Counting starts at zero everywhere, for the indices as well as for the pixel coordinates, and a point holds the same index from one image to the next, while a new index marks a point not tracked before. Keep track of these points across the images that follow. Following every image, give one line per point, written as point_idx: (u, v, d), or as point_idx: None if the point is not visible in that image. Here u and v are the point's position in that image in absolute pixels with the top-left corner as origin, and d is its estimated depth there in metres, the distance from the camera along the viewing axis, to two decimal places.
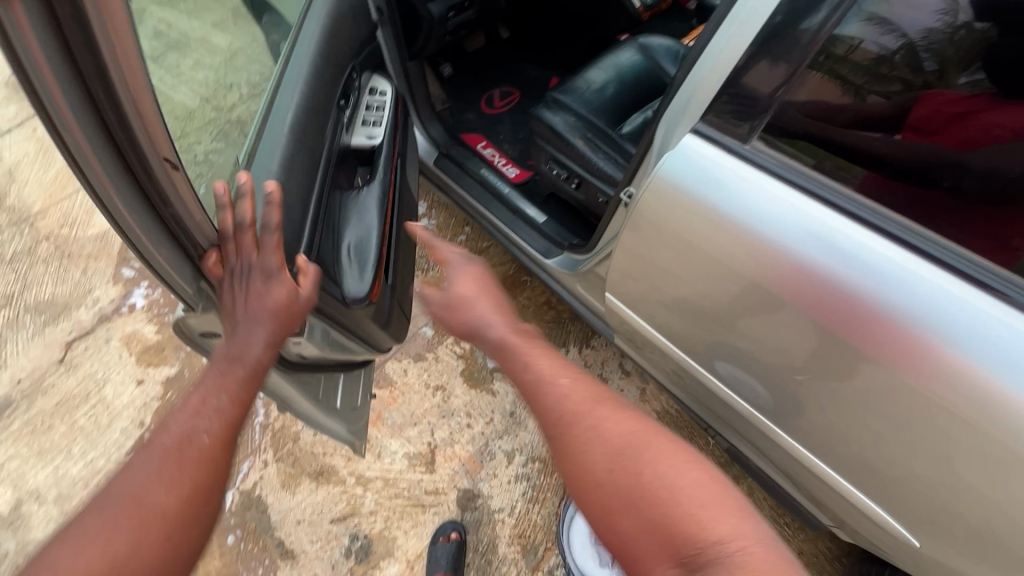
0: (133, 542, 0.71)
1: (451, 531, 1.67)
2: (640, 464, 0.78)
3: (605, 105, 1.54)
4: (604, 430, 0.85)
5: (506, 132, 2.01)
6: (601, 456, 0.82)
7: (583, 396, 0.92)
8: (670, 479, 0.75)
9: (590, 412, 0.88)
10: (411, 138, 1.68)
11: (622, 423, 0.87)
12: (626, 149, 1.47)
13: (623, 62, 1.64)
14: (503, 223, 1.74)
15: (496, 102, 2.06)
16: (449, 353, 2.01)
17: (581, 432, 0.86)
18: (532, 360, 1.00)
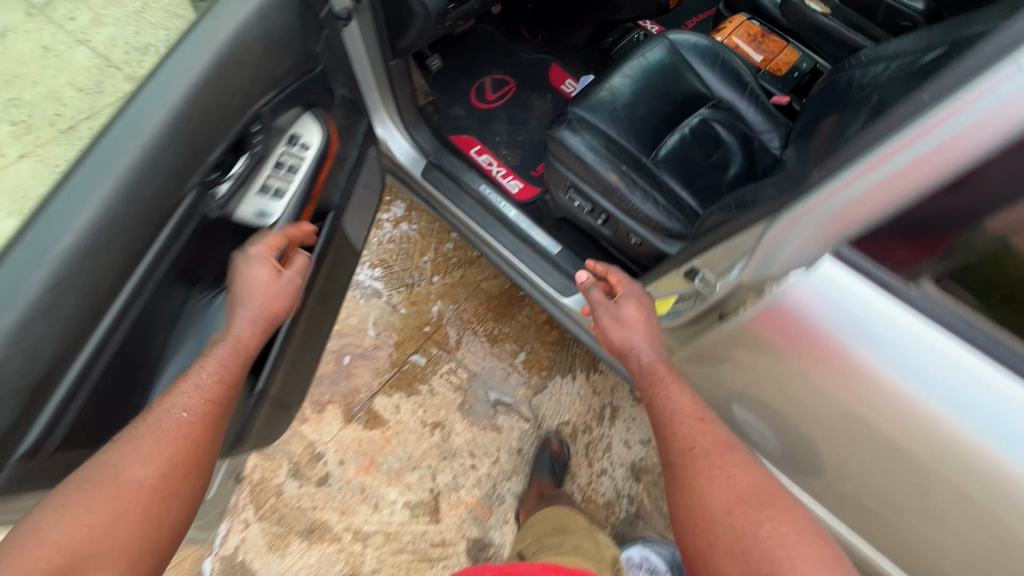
0: (111, 513, 0.68)
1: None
2: (764, 521, 0.87)
3: (635, 124, 1.30)
4: (732, 482, 0.93)
5: (502, 132, 1.73)
6: (724, 503, 0.91)
7: (721, 452, 0.97)
8: (786, 555, 0.81)
9: (730, 462, 0.96)
10: (369, 163, 1.33)
11: (753, 478, 0.94)
12: (663, 183, 1.25)
13: (652, 69, 1.36)
14: (509, 252, 1.51)
15: (488, 95, 1.77)
16: (446, 385, 1.83)
17: (705, 482, 0.94)
18: (671, 393, 1.07)
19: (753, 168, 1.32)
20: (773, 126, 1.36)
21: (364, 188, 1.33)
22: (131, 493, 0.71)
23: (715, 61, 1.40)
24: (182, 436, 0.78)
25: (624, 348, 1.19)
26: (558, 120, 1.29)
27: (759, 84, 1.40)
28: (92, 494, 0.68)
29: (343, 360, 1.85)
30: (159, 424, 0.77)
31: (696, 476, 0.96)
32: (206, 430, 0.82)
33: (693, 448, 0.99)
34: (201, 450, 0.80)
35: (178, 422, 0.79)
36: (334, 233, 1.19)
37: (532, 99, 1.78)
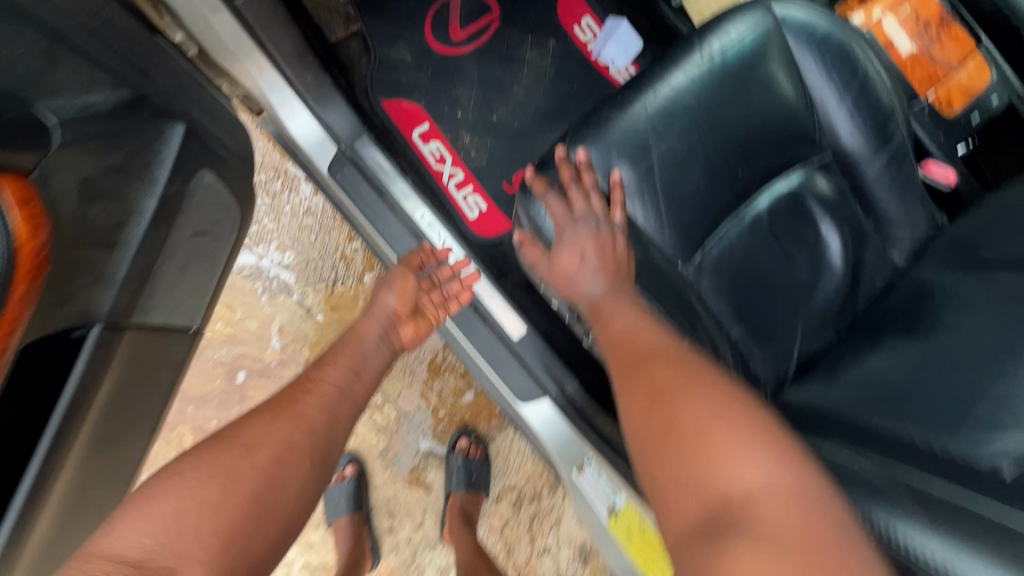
0: (217, 497, 0.58)
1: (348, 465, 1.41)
2: (714, 403, 0.52)
3: (679, 201, 0.72)
4: (679, 363, 0.57)
5: (466, 101, 1.09)
6: (661, 382, 0.55)
7: (665, 348, 0.60)
8: (734, 450, 0.48)
9: (677, 355, 0.58)
10: (201, 190, 0.75)
11: (709, 372, 0.56)
12: (701, 321, 0.73)
13: (725, 83, 0.74)
14: (449, 321, 1.02)
15: (453, 32, 1.09)
16: (368, 426, 1.42)
17: (643, 376, 0.57)
18: (610, 314, 0.67)
19: (854, 292, 0.80)
20: (910, 221, 0.79)
21: (194, 236, 0.77)
22: (240, 472, 0.60)
23: (849, 81, 0.76)
24: (295, 420, 0.69)
25: (570, 285, 0.73)
26: (540, 172, 0.72)
27: (908, 133, 0.79)
28: (209, 467, 0.60)
29: (237, 377, 1.42)
30: (283, 408, 0.70)
31: (635, 371, 0.59)
32: (325, 414, 0.73)
33: (629, 340, 0.63)
34: (316, 441, 0.69)
35: (291, 423, 0.68)
36: (110, 351, 0.67)
37: (522, 47, 1.11)
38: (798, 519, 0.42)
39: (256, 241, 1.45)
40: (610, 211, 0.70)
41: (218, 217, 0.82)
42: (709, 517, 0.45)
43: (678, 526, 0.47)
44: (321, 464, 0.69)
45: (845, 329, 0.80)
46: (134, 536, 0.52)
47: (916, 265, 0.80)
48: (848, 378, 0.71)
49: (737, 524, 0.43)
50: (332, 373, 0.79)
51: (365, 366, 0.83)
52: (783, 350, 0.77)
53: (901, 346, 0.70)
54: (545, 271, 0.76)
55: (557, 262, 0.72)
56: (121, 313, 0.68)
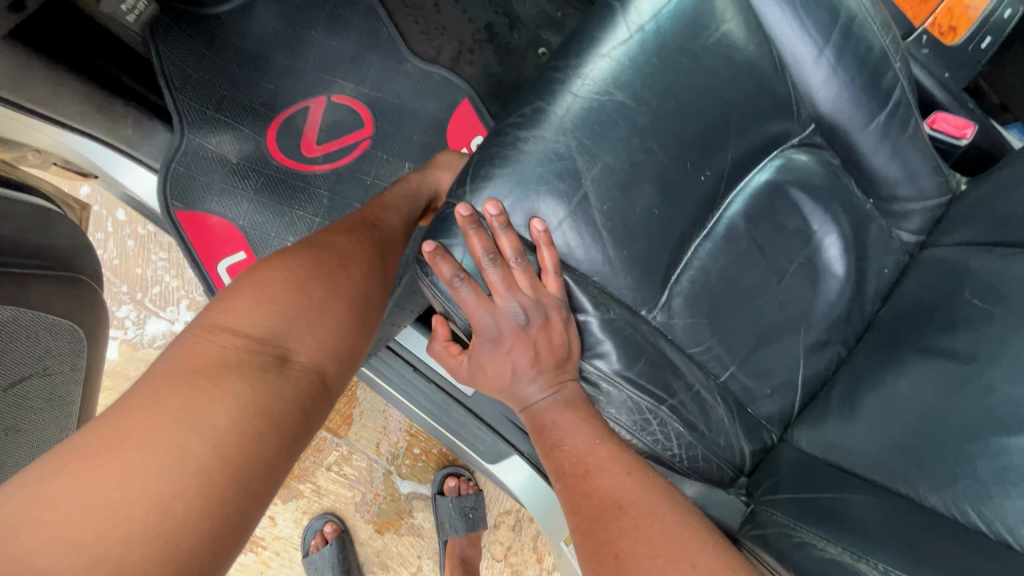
0: (305, 289, 0.46)
1: (325, 526, 1.26)
2: None
3: (631, 235, 0.54)
4: (657, 532, 0.41)
5: (304, 228, 0.80)
6: (633, 568, 0.40)
7: (637, 501, 0.43)
8: None
9: (653, 515, 0.42)
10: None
11: (694, 543, 0.40)
12: (680, 377, 0.57)
13: (671, 60, 0.54)
14: (387, 383, 0.85)
15: (306, 146, 0.83)
16: (339, 480, 1.28)
17: (607, 556, 0.41)
18: (558, 434, 0.50)
19: (861, 292, 0.64)
20: (919, 191, 0.63)
21: (11, 388, 0.58)
22: (335, 278, 0.49)
23: (832, 24, 0.56)
24: (372, 247, 0.56)
25: (507, 392, 0.56)
26: (442, 230, 0.52)
27: (908, 79, 0.61)
28: (325, 252, 0.51)
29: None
30: (352, 233, 0.56)
31: (597, 541, 0.43)
32: (395, 251, 0.60)
33: (588, 482, 0.46)
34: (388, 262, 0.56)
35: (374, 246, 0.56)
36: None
37: (403, 133, 0.86)
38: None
39: (160, 303, 1.11)
40: (542, 283, 0.52)
41: (47, 348, 0.62)
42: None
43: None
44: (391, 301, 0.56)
45: (856, 337, 0.65)
46: (249, 308, 0.43)
47: (929, 242, 0.64)
48: (870, 409, 0.57)
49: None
50: (389, 217, 0.63)
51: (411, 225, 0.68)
52: (785, 381, 0.63)
53: (926, 364, 0.55)
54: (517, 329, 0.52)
55: (481, 369, 0.56)
56: None
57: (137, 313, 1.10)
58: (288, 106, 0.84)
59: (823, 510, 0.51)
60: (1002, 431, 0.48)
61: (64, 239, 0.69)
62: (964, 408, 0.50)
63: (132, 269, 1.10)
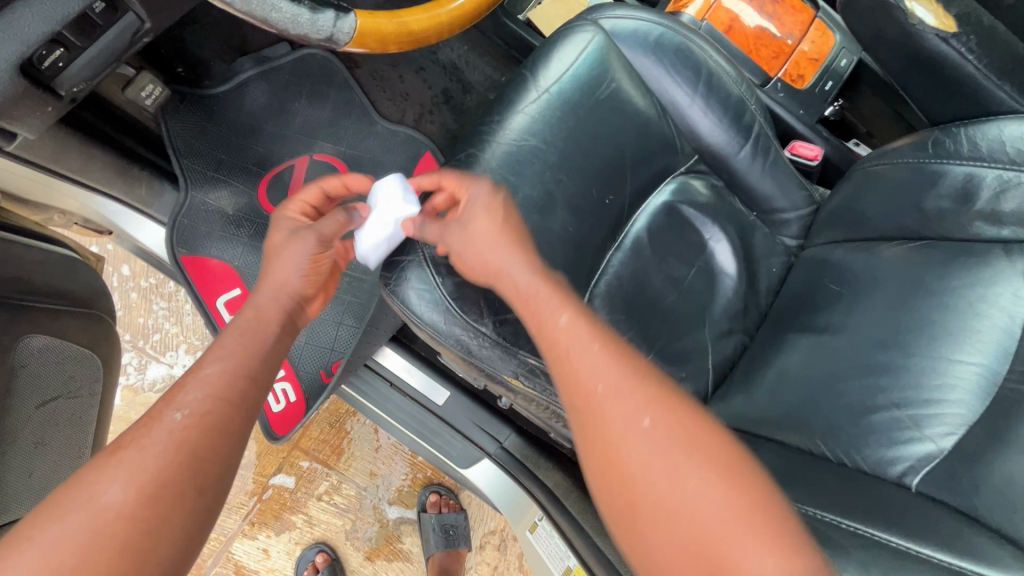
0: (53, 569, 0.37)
1: (317, 556, 1.31)
2: (668, 450, 0.46)
3: (551, 248, 0.67)
4: (617, 392, 0.49)
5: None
6: (605, 414, 0.48)
7: (595, 365, 0.50)
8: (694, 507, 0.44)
9: (619, 373, 0.50)
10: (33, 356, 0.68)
11: (642, 389, 0.49)
12: None
13: (573, 112, 0.69)
14: (367, 401, 0.95)
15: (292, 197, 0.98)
16: (329, 510, 1.34)
17: (582, 397, 0.50)
18: (535, 299, 0.57)
19: (754, 288, 0.77)
20: (792, 203, 0.78)
21: (41, 408, 0.69)
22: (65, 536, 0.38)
23: (697, 78, 0.73)
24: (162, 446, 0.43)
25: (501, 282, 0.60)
26: (397, 251, 0.65)
27: (765, 115, 0.77)
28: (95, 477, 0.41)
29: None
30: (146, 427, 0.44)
31: (577, 389, 0.51)
32: (218, 419, 0.46)
33: (557, 339, 0.53)
34: (200, 460, 0.44)
35: (169, 426, 0.44)
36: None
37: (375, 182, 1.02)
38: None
39: (161, 349, 1.21)
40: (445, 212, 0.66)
41: (72, 374, 0.74)
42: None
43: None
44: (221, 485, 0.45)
45: (755, 326, 0.78)
46: None
47: (806, 244, 0.78)
48: (767, 380, 0.68)
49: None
50: (220, 369, 0.49)
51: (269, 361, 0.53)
52: (698, 366, 0.74)
53: (801, 340, 0.68)
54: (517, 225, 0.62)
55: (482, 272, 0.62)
56: None
57: (139, 358, 1.20)
58: (276, 166, 0.99)
59: None
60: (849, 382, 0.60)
61: (86, 283, 0.81)
62: (824, 369, 0.63)
63: (135, 319, 1.21)
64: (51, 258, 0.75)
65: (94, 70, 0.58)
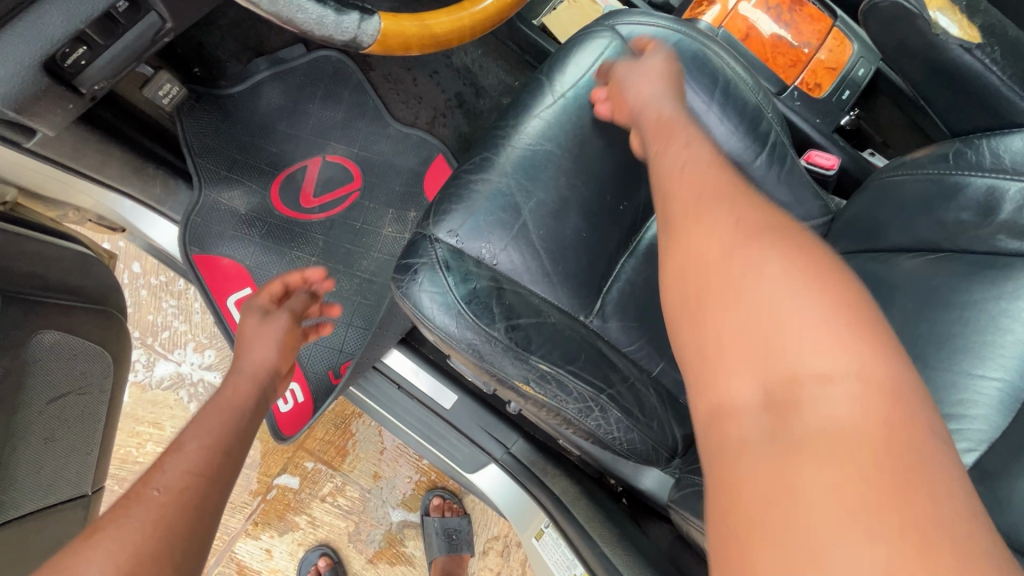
0: None
1: (319, 559, 1.31)
2: (732, 230, 0.43)
3: (564, 253, 0.67)
4: (703, 180, 0.49)
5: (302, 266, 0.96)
6: (685, 198, 0.48)
7: (697, 181, 0.49)
8: (752, 276, 0.40)
9: (711, 175, 0.49)
10: (43, 351, 0.67)
11: (727, 184, 0.47)
12: (616, 371, 0.69)
13: (589, 117, 0.69)
14: (375, 404, 0.95)
15: (304, 199, 0.98)
16: (333, 511, 1.34)
17: (666, 189, 0.51)
18: (652, 126, 0.60)
19: None
20: (807, 212, 0.77)
21: (51, 403, 0.69)
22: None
23: (714, 85, 0.72)
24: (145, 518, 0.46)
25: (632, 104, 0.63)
26: (409, 254, 0.65)
27: (781, 123, 0.76)
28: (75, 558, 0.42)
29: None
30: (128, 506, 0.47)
31: (661, 189, 0.52)
32: (195, 493, 0.50)
33: (658, 156, 0.56)
34: (181, 531, 0.47)
35: (149, 503, 0.47)
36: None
37: (386, 185, 1.02)
38: (880, 411, 0.33)
39: (170, 347, 1.22)
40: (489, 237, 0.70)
41: (82, 370, 0.74)
42: (773, 397, 0.36)
43: (733, 402, 0.37)
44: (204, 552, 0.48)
45: None
46: None
47: (820, 254, 0.78)
48: None
49: (799, 407, 0.34)
50: (193, 450, 0.53)
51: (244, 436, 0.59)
52: None
53: None
54: (658, 119, 0.60)
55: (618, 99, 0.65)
56: None
57: (148, 355, 1.21)
58: (288, 166, 0.99)
59: None
60: None
61: (98, 279, 0.81)
62: None
63: (145, 316, 1.21)
64: (64, 255, 0.76)
65: (116, 68, 0.58)
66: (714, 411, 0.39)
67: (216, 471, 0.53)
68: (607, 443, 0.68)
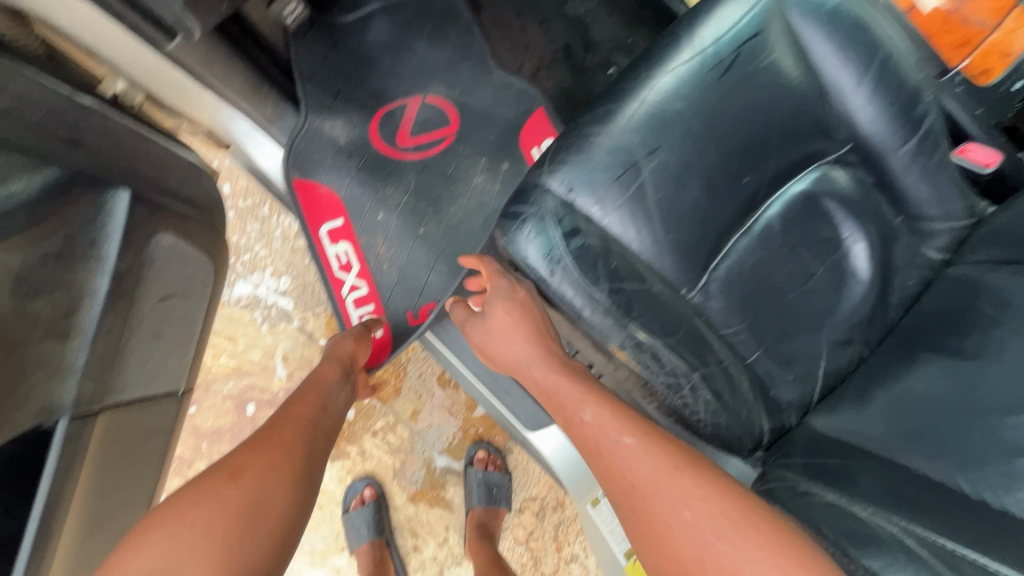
0: (213, 510, 0.49)
1: (364, 489, 1.36)
2: (653, 465, 0.50)
3: (677, 221, 0.64)
4: (601, 419, 0.55)
5: (393, 204, 0.96)
6: (596, 442, 0.54)
7: (592, 420, 0.55)
8: (692, 529, 0.46)
9: (604, 408, 0.56)
10: (159, 253, 0.70)
11: (620, 416, 0.55)
12: (714, 351, 0.66)
13: (727, 79, 0.64)
14: (447, 350, 0.97)
15: (401, 137, 0.98)
16: (382, 447, 1.39)
17: (587, 437, 0.55)
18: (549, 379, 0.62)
19: (885, 300, 0.71)
20: (945, 212, 0.70)
21: (161, 302, 0.72)
22: (228, 491, 0.51)
23: (870, 58, 0.66)
24: (280, 449, 0.58)
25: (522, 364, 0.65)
26: (518, 202, 0.63)
27: (938, 111, 0.69)
28: (240, 458, 0.55)
29: (246, 411, 1.21)
30: (264, 439, 0.59)
31: (587, 436, 0.55)
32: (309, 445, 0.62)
33: (567, 410, 0.59)
34: (306, 462, 0.59)
35: (286, 437, 0.60)
36: (81, 444, 0.62)
37: (483, 133, 1.00)
38: None
39: (249, 269, 1.23)
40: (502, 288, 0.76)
41: (187, 276, 0.77)
42: None
43: None
44: (317, 484, 0.59)
45: (876, 340, 0.71)
46: (149, 540, 0.46)
47: (954, 259, 0.71)
48: (888, 400, 0.64)
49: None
50: (302, 411, 0.67)
51: (333, 405, 0.73)
52: (805, 371, 0.69)
53: (940, 360, 0.63)
54: (543, 384, 0.62)
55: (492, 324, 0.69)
56: (89, 401, 0.63)
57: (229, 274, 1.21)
58: (389, 103, 0.99)
59: (829, 471, 0.60)
60: (998, 415, 0.57)
61: (206, 192, 0.83)
62: None
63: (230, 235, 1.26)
64: (182, 163, 0.78)
65: None
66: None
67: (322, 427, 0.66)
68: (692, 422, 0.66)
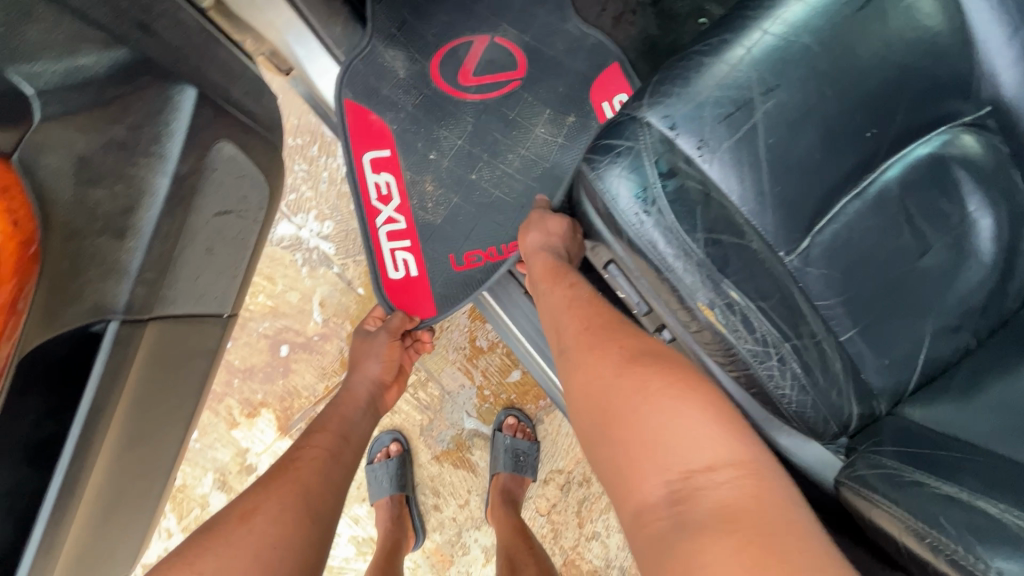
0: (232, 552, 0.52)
1: (391, 443, 1.35)
2: (630, 358, 0.56)
3: (788, 171, 0.57)
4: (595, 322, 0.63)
5: (446, 145, 0.91)
6: (587, 338, 0.62)
7: (582, 322, 0.64)
8: (652, 407, 0.51)
9: (603, 319, 0.64)
10: (218, 161, 0.66)
11: (613, 324, 0.62)
12: (808, 323, 0.59)
13: (860, 17, 0.57)
14: (498, 304, 0.91)
15: (463, 76, 0.92)
16: (412, 403, 1.36)
17: (580, 335, 0.63)
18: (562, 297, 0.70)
19: (1004, 287, 0.63)
20: None
21: (217, 216, 0.69)
22: (241, 535, 0.53)
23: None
24: (292, 488, 0.61)
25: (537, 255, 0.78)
26: (611, 135, 0.58)
27: None
28: (258, 500, 0.57)
29: (280, 351, 1.15)
30: (278, 480, 0.62)
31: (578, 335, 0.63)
32: (321, 481, 0.65)
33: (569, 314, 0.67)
34: (320, 501, 0.61)
35: (303, 472, 0.64)
36: (131, 349, 0.59)
37: (556, 78, 0.93)
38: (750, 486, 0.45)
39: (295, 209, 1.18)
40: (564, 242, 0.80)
41: (244, 194, 0.73)
42: (674, 488, 0.46)
43: (650, 499, 0.47)
44: (331, 526, 0.61)
45: (987, 332, 0.64)
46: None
47: None
48: (998, 395, 0.60)
49: (698, 493, 0.45)
50: (317, 445, 0.70)
51: (352, 434, 0.76)
52: (906, 356, 0.62)
53: None
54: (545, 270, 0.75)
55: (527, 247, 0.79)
56: (139, 308, 0.60)
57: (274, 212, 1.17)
58: (455, 40, 0.93)
59: (933, 462, 0.54)
60: None
61: (268, 108, 0.79)
62: None
63: None
64: (248, 74, 0.74)
65: None
66: (635, 512, 0.47)
67: (339, 459, 0.69)
68: (774, 396, 0.60)
